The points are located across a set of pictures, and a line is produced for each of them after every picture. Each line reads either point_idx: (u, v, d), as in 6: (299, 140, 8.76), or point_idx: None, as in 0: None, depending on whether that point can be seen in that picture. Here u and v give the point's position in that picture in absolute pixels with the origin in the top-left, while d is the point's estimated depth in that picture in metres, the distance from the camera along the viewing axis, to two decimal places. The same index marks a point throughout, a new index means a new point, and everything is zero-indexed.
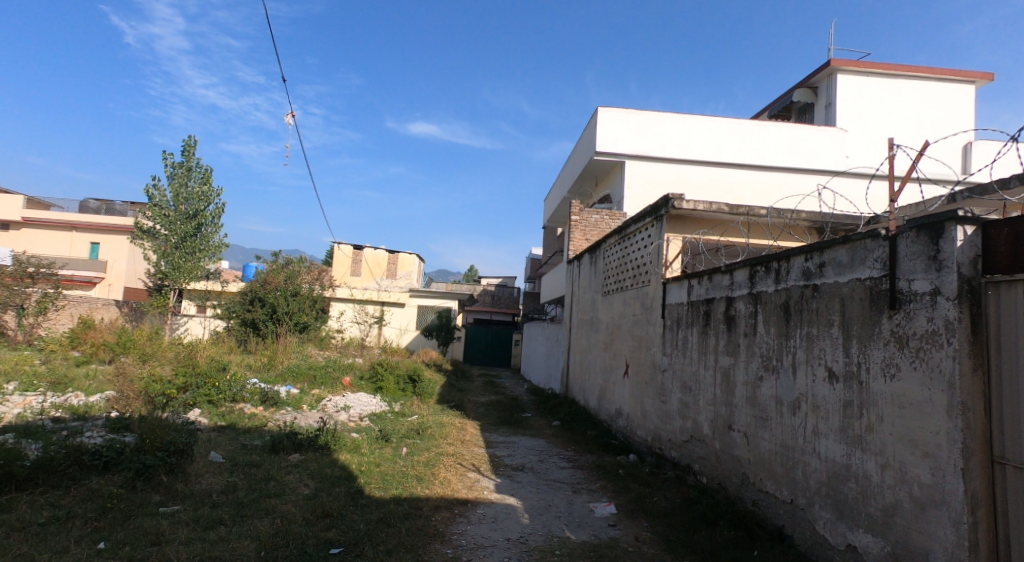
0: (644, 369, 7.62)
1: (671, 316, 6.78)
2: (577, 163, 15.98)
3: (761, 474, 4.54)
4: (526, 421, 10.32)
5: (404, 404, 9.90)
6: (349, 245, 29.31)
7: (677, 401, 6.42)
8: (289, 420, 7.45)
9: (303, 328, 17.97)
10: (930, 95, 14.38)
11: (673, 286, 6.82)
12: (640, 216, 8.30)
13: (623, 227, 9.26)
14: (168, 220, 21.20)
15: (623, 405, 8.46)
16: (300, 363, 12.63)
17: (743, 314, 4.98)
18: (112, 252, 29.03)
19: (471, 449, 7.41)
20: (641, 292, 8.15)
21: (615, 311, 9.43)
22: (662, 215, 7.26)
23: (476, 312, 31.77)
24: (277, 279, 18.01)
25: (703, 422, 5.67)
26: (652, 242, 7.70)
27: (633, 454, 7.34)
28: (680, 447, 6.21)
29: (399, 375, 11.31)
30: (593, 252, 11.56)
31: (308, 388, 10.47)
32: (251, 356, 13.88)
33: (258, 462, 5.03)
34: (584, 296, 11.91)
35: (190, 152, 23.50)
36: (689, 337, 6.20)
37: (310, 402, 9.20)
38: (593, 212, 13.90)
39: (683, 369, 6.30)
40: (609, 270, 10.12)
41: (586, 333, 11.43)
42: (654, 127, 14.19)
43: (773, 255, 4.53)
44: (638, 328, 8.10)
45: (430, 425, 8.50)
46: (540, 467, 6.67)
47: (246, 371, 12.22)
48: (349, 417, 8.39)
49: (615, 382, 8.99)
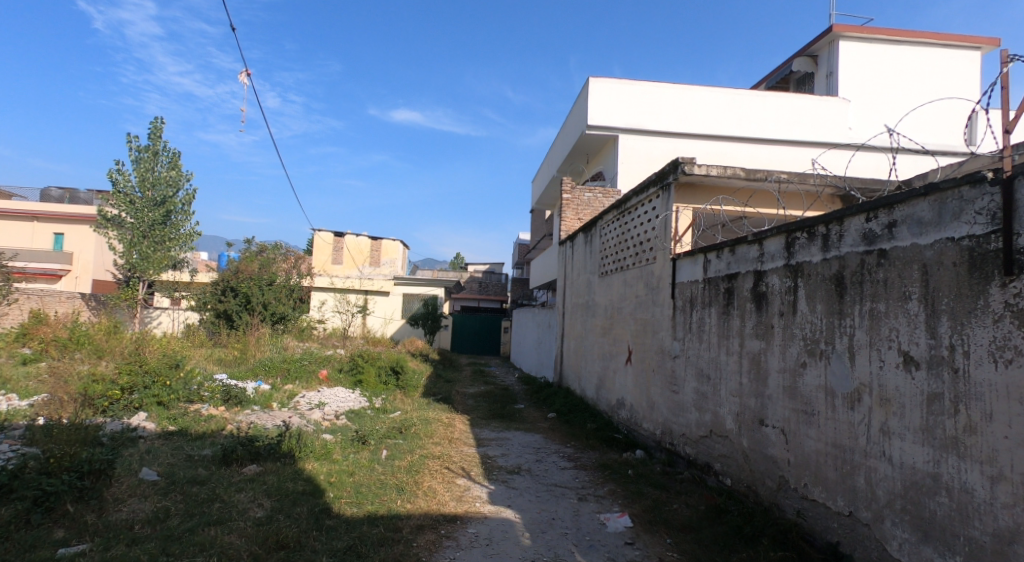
0: (650, 356, 6.88)
1: (684, 297, 6.02)
2: (567, 139, 15.14)
3: (805, 478, 3.80)
4: (519, 414, 9.56)
5: (386, 398, 9.10)
6: (329, 232, 28.24)
7: (691, 391, 5.70)
8: (252, 422, 6.61)
9: (280, 319, 17.04)
10: (935, 62, 13.70)
11: (685, 262, 6.05)
12: (643, 188, 7.56)
13: (623, 201, 8.50)
14: (134, 207, 20.04)
15: (626, 395, 7.74)
16: (273, 356, 11.75)
17: (778, 290, 4.22)
18: (78, 243, 27.76)
19: (460, 449, 6.63)
20: (644, 271, 7.42)
21: (615, 292, 8.69)
22: (670, 183, 6.49)
23: (464, 299, 30.95)
24: (250, 267, 16.96)
25: (726, 416, 4.94)
26: (660, 213, 6.95)
27: (640, 450, 6.63)
28: (697, 443, 5.50)
29: (380, 367, 10.49)
30: (587, 231, 10.78)
31: (280, 383, 9.61)
32: (222, 349, 12.96)
33: (203, 478, 4.20)
34: (578, 279, 11.14)
35: (156, 136, 22.30)
36: (707, 319, 5.44)
37: (281, 399, 8.34)
38: (586, 190, 13.12)
39: (699, 356, 5.55)
40: (607, 249, 9.37)
41: (581, 318, 10.68)
42: (649, 99, 13.39)
43: (818, 218, 3.78)
44: (642, 311, 7.36)
45: (415, 422, 7.70)
46: (538, 469, 5.91)
47: (215, 367, 11.33)
48: (323, 416, 7.58)
49: (616, 369, 8.27)
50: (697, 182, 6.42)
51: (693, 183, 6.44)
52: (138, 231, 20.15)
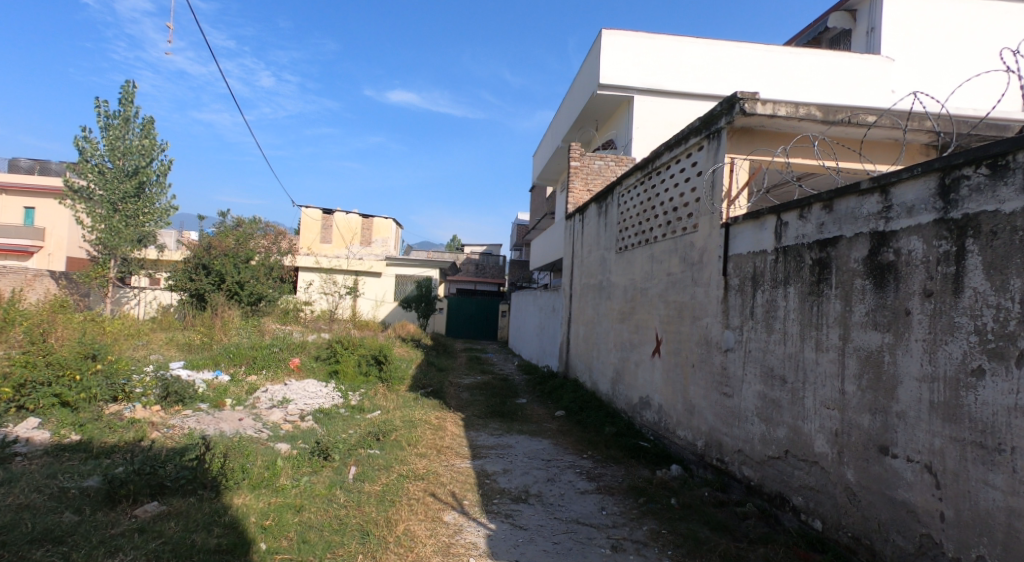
0: (689, 348, 5.52)
1: (742, 273, 4.64)
2: (575, 102, 13.80)
3: (978, 547, 2.47)
4: (521, 411, 8.23)
5: (365, 392, 7.75)
6: (317, 209, 26.65)
7: (751, 396, 4.35)
8: (187, 428, 5.29)
9: (259, 300, 15.66)
10: (988, 17, 12.27)
11: (745, 227, 4.65)
12: (679, 140, 6.19)
13: (650, 160, 7.13)
14: (104, 178, 18.39)
15: (654, 394, 6.40)
16: (241, 342, 10.36)
17: (922, 257, 2.82)
18: (49, 218, 26.36)
19: (449, 462, 5.29)
20: (679, 243, 6.07)
21: (637, 270, 7.34)
22: (720, 130, 5.14)
23: (460, 281, 29.52)
24: (225, 242, 15.41)
25: (815, 435, 3.58)
26: (705, 167, 5.58)
27: (676, 465, 5.31)
28: (762, 465, 4.17)
29: (360, 356, 9.09)
30: (600, 200, 9.40)
31: (242, 374, 8.24)
32: (186, 334, 11.60)
33: (59, 532, 2.82)
34: (589, 257, 9.77)
35: (129, 103, 20.59)
36: (780, 302, 4.06)
37: (237, 395, 6.97)
38: (597, 157, 11.85)
39: (767, 351, 4.18)
40: (626, 219, 8.01)
41: (592, 301, 9.34)
42: (668, 55, 12.08)
43: (1015, 141, 2.40)
44: (676, 291, 5.99)
45: (397, 424, 6.35)
46: (552, 495, 4.56)
47: (175, 355, 9.99)
48: (285, 417, 6.25)
49: (640, 363, 6.92)
50: (757, 128, 5.05)
51: (751, 128, 5.07)
52: (108, 204, 18.46)
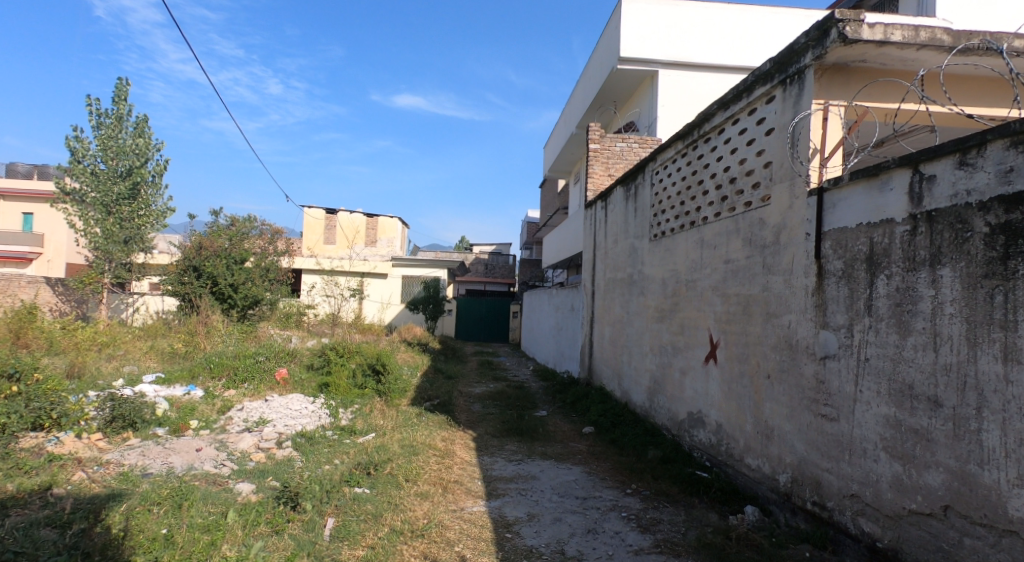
0: (762, 353, 4.34)
1: (849, 254, 3.42)
2: (592, 81, 12.76)
3: None
4: (543, 427, 7.05)
5: (359, 409, 6.62)
6: (320, 209, 25.65)
7: (872, 424, 3.15)
8: (125, 465, 4.15)
9: (255, 303, 14.61)
10: None
11: (851, 190, 3.44)
12: (738, 94, 4.99)
13: (695, 124, 5.93)
14: (96, 179, 17.04)
15: (709, 411, 5.21)
16: (225, 350, 9.22)
17: None
18: (47, 225, 25.69)
19: (459, 505, 4.12)
20: (740, 221, 4.89)
21: (680, 259, 6.15)
22: (804, 71, 3.95)
23: (469, 282, 28.41)
24: (217, 241, 14.20)
25: (1010, 491, 2.38)
26: (778, 120, 4.37)
27: (751, 507, 4.12)
28: (895, 522, 2.97)
29: (356, 366, 7.92)
30: (628, 181, 8.21)
31: (220, 389, 7.13)
32: (168, 341, 10.55)
33: None
34: (615, 248, 8.56)
35: (122, 101, 19.45)
36: (925, 291, 2.85)
37: (205, 415, 5.83)
38: (619, 139, 10.72)
39: (900, 361, 2.98)
40: (662, 200, 6.82)
41: (620, 298, 8.15)
42: (696, 24, 11.16)
43: None
44: (738, 283, 4.80)
45: (394, 451, 5.18)
46: (597, 558, 3.36)
47: (153, 366, 8.94)
48: (258, 444, 5.10)
49: (687, 371, 5.74)
50: (856, 63, 3.85)
51: (848, 65, 3.86)
52: (101, 206, 17.09)
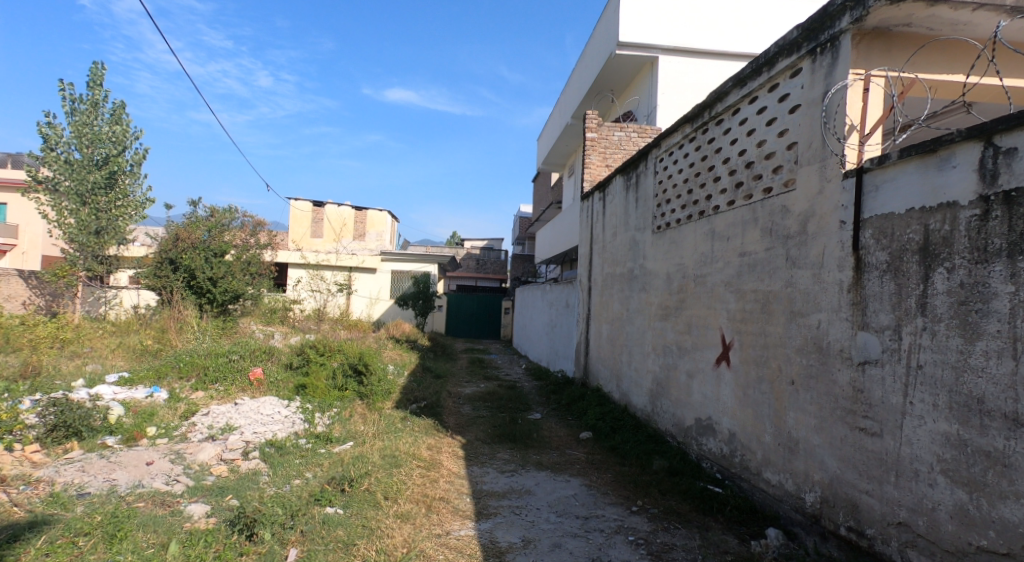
0: (786, 356, 3.88)
1: (896, 243, 2.95)
2: (589, 68, 12.27)
3: None
4: (537, 432, 6.57)
5: (338, 414, 6.09)
6: (307, 202, 24.97)
7: (927, 442, 2.69)
8: (58, 484, 3.63)
9: (235, 298, 13.97)
10: None
11: (898, 170, 2.97)
12: (756, 69, 4.51)
13: (706, 106, 5.45)
14: (69, 168, 15.83)
15: (720, 418, 4.75)
16: (198, 347, 8.64)
17: None
18: (22, 215, 24.81)
19: (444, 529, 3.62)
20: (758, 210, 4.43)
21: (686, 252, 5.69)
22: (840, 39, 3.48)
23: (460, 278, 27.86)
24: (194, 233, 13.49)
25: None
26: (805, 96, 3.90)
27: (773, 529, 3.65)
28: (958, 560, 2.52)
29: (337, 367, 7.38)
30: (628, 170, 7.72)
31: (186, 391, 6.58)
32: (139, 338, 9.94)
33: None
34: (614, 241, 8.10)
35: (98, 87, 18.50)
36: (1000, 287, 2.39)
37: (165, 422, 5.28)
38: (616, 128, 10.25)
39: (967, 370, 2.52)
40: (667, 189, 6.36)
41: (619, 295, 7.68)
42: (698, 9, 10.68)
43: None
44: (756, 278, 4.35)
45: (374, 462, 4.67)
46: None
47: (119, 365, 8.34)
48: (220, 456, 4.57)
49: (695, 374, 5.28)
50: (899, 28, 3.39)
51: (890, 30, 3.40)
52: (75, 196, 15.91)
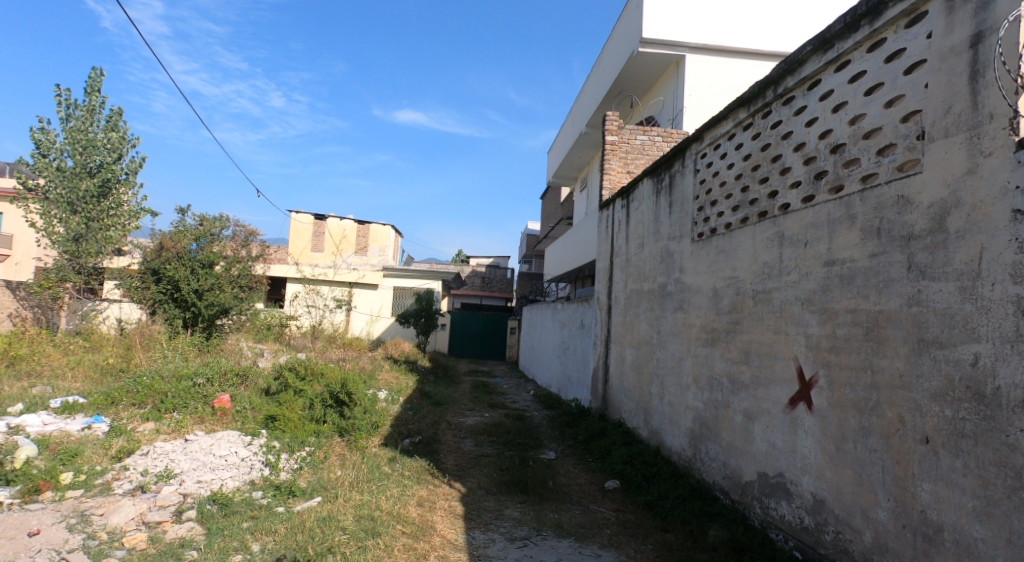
0: (914, 402, 2.79)
1: None
2: (607, 70, 11.36)
3: None
4: (553, 478, 5.46)
5: (310, 455, 4.99)
6: (308, 215, 24.31)
7: None
8: None
9: (222, 313, 12.91)
10: None
11: None
12: (850, 23, 3.49)
13: (768, 82, 4.43)
14: (60, 175, 14.86)
15: (799, 477, 3.64)
16: (163, 368, 7.55)
17: None
18: (17, 226, 24.20)
19: None
20: (853, 206, 3.37)
21: (741, 261, 4.61)
22: None
23: (465, 296, 26.78)
24: (179, 242, 12.43)
25: None
26: (932, 47, 2.88)
27: None
28: None
29: (316, 395, 6.29)
30: (659, 170, 6.72)
31: (133, 422, 5.49)
32: (104, 355, 8.88)
33: None
34: (641, 253, 7.06)
35: (96, 93, 17.74)
36: None
37: (89, 465, 4.19)
38: (639, 131, 9.28)
39: None
40: (711, 189, 5.32)
41: (647, 314, 6.60)
42: (730, 5, 9.77)
43: None
44: (854, 294, 3.28)
45: (345, 529, 3.57)
46: None
47: (71, 387, 7.25)
48: (142, 518, 3.47)
49: (756, 415, 4.17)
50: None
51: None
52: (65, 204, 14.88)
